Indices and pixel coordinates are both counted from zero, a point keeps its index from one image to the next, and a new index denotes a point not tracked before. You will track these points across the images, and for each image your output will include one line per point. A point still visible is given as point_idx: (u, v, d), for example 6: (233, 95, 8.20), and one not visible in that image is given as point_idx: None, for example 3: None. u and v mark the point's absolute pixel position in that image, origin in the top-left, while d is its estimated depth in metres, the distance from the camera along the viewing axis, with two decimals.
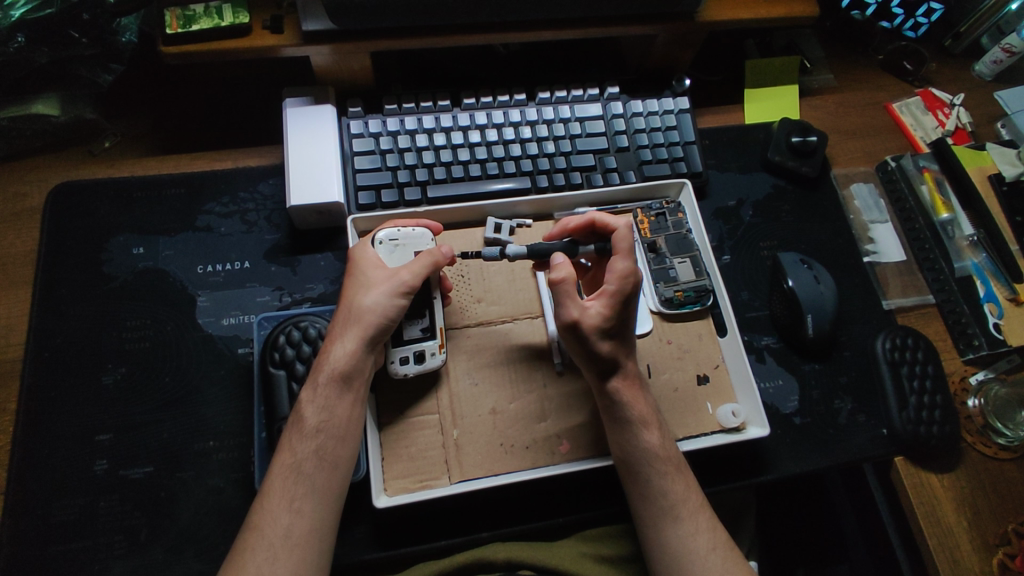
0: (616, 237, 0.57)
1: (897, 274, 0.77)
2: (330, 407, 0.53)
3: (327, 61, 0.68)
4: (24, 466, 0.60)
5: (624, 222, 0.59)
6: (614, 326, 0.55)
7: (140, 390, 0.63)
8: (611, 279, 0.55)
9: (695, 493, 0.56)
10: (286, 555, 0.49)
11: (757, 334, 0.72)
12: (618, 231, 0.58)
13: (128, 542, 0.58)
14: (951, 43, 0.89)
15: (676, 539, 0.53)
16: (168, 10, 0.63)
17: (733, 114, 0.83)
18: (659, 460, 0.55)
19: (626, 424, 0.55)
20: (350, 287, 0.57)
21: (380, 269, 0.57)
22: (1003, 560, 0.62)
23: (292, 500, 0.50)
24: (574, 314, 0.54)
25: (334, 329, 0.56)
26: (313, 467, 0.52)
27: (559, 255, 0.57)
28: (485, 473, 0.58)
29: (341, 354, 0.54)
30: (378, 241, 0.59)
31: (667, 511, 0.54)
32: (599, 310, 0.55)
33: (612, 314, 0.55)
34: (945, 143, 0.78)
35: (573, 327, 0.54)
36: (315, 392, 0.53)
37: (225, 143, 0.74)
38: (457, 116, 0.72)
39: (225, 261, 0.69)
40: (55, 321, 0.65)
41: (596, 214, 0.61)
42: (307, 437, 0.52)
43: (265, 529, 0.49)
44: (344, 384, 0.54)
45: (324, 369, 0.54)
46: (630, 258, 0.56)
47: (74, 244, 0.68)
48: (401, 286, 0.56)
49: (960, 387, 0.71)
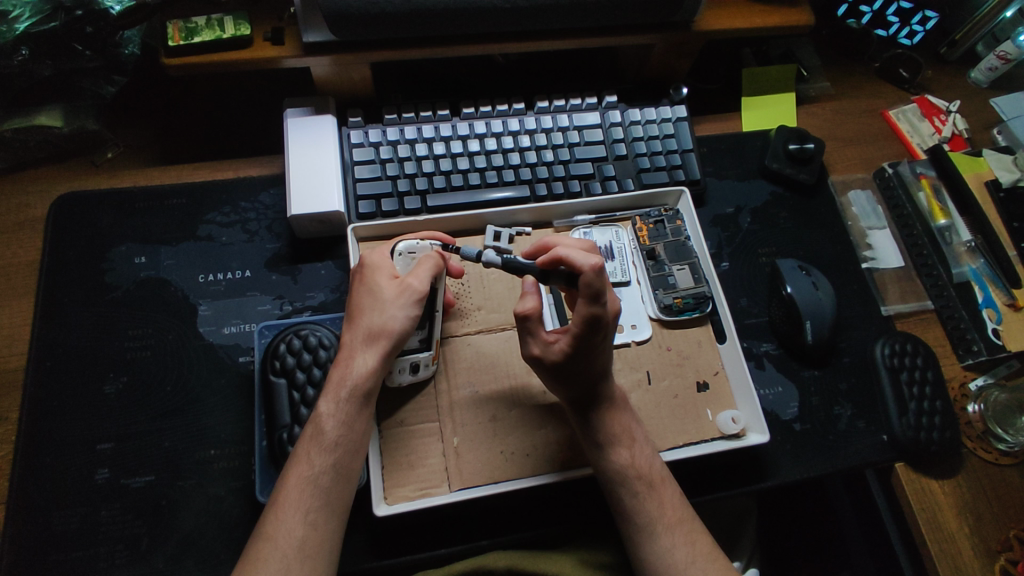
0: (585, 280, 0.51)
1: (895, 281, 0.77)
2: (350, 422, 0.53)
3: (327, 72, 0.69)
4: (24, 476, 0.60)
5: (590, 263, 0.52)
6: (579, 363, 0.54)
7: (142, 399, 0.63)
8: (575, 320, 0.52)
9: (674, 509, 0.55)
10: (298, 567, 0.48)
11: (757, 341, 0.72)
12: (583, 277, 0.51)
13: (129, 552, 0.58)
14: (945, 51, 0.89)
15: (652, 554, 0.53)
16: (170, 23, 0.64)
17: (731, 122, 0.83)
18: (630, 478, 0.55)
19: (599, 440, 0.56)
20: (366, 298, 0.55)
21: (395, 280, 0.56)
22: (1005, 567, 0.62)
23: (308, 512, 0.50)
24: (536, 349, 0.54)
25: (350, 340, 0.55)
26: (329, 481, 0.51)
27: (530, 281, 0.55)
28: (485, 481, 0.58)
29: (362, 368, 0.53)
30: (397, 253, 0.59)
31: (643, 527, 0.54)
32: (560, 348, 0.53)
33: (575, 354, 0.53)
34: (942, 150, 0.79)
35: (535, 361, 0.55)
36: (335, 406, 0.52)
37: (226, 154, 0.75)
38: (457, 125, 0.72)
39: (225, 270, 0.69)
40: (56, 330, 0.65)
41: (563, 251, 0.53)
42: (326, 451, 0.51)
43: (278, 540, 0.48)
44: (365, 401, 0.53)
45: (346, 384, 0.53)
46: (596, 303, 0.51)
47: (76, 254, 0.68)
48: (420, 300, 0.55)
49: (960, 393, 0.71)
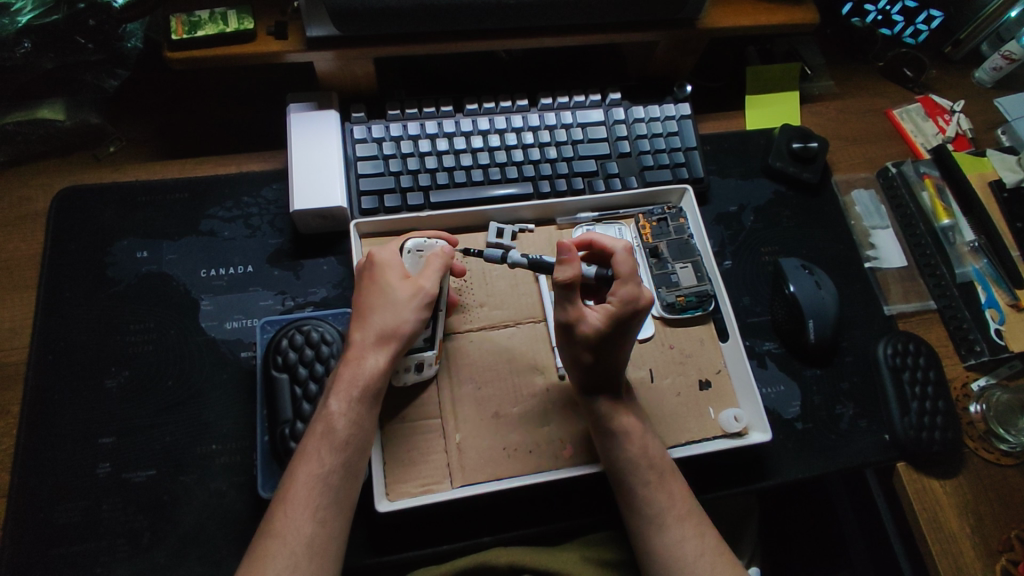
0: (617, 262, 0.54)
1: (898, 281, 0.77)
2: (360, 422, 0.52)
3: (330, 66, 0.69)
4: (25, 469, 0.60)
5: (624, 246, 0.56)
6: (609, 342, 0.53)
7: (144, 393, 0.63)
8: (613, 298, 0.52)
9: (683, 501, 0.55)
10: (306, 564, 0.48)
11: (759, 340, 0.72)
12: (617, 256, 0.55)
13: (130, 546, 0.58)
14: (950, 50, 0.89)
15: (659, 549, 0.53)
16: (174, 16, 0.64)
17: (734, 120, 0.83)
18: (641, 468, 0.55)
19: (610, 434, 0.56)
20: (376, 298, 0.55)
21: (405, 279, 0.56)
22: (1005, 567, 0.62)
23: (316, 509, 0.50)
24: (571, 316, 0.52)
25: (361, 340, 0.54)
26: (339, 479, 0.51)
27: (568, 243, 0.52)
28: (487, 478, 0.58)
29: (374, 368, 0.53)
30: (406, 250, 0.59)
31: (652, 519, 0.54)
32: (596, 323, 0.52)
33: (609, 331, 0.52)
34: (945, 151, 0.80)
35: (567, 327, 0.53)
36: (347, 406, 0.52)
37: (227, 148, 0.75)
38: (460, 122, 0.72)
39: (227, 265, 0.69)
40: (58, 325, 0.65)
41: (595, 236, 0.58)
42: (336, 450, 0.51)
43: (286, 537, 0.48)
44: (375, 401, 0.54)
45: (357, 384, 0.53)
46: (635, 283, 0.53)
47: (77, 247, 0.68)
48: (430, 300, 0.56)
49: (961, 392, 0.71)
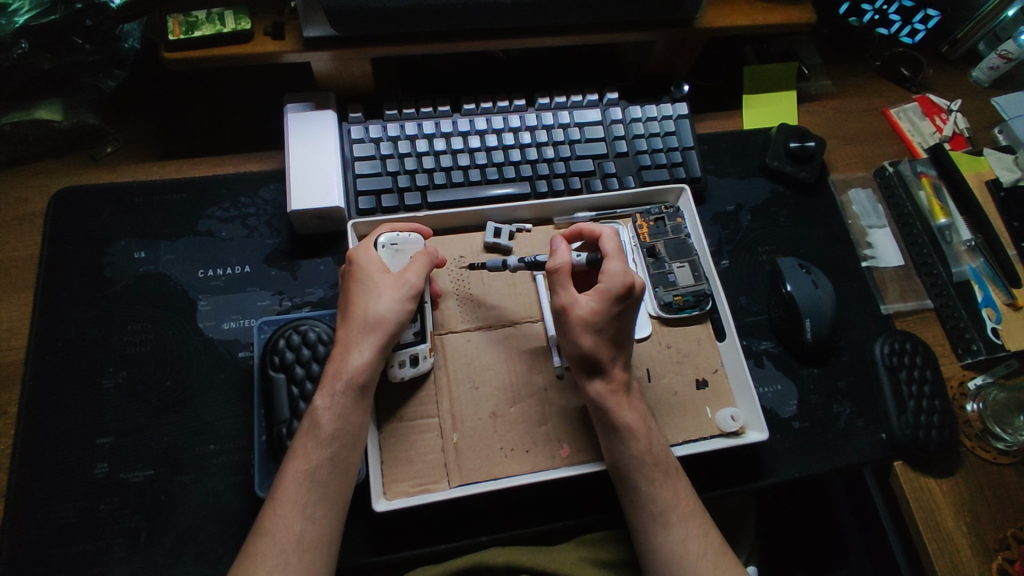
0: (602, 243, 0.59)
1: (895, 279, 0.77)
2: (346, 416, 0.52)
3: (327, 66, 0.69)
4: (23, 469, 0.60)
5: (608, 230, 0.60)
6: (603, 324, 0.56)
7: (141, 393, 0.63)
8: (603, 279, 0.56)
9: (687, 500, 0.55)
10: (297, 561, 0.48)
11: (756, 339, 0.72)
12: (602, 238, 0.59)
13: (128, 546, 0.58)
14: (947, 50, 0.89)
15: (660, 547, 0.53)
16: (171, 17, 0.64)
17: (732, 120, 0.83)
18: (646, 466, 0.55)
19: (615, 431, 0.56)
20: (357, 293, 0.55)
21: (386, 274, 0.57)
22: (1002, 565, 0.62)
23: (306, 506, 0.50)
24: (564, 300, 0.56)
25: (346, 335, 0.54)
26: (327, 474, 0.51)
27: (560, 240, 0.60)
28: (485, 477, 0.58)
29: (358, 360, 0.53)
30: (379, 245, 0.58)
31: (657, 516, 0.54)
32: (589, 306, 0.56)
33: (602, 312, 0.55)
34: (942, 149, 0.80)
35: (562, 312, 0.57)
36: (330, 400, 0.52)
37: (225, 149, 0.75)
38: (457, 121, 0.72)
39: (225, 266, 0.69)
40: (56, 325, 0.65)
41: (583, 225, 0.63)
42: (322, 444, 0.51)
43: (276, 534, 0.48)
44: (361, 393, 0.53)
45: (341, 377, 0.53)
46: (622, 262, 0.57)
47: (75, 248, 0.68)
48: (412, 291, 0.56)
49: (958, 392, 0.71)
